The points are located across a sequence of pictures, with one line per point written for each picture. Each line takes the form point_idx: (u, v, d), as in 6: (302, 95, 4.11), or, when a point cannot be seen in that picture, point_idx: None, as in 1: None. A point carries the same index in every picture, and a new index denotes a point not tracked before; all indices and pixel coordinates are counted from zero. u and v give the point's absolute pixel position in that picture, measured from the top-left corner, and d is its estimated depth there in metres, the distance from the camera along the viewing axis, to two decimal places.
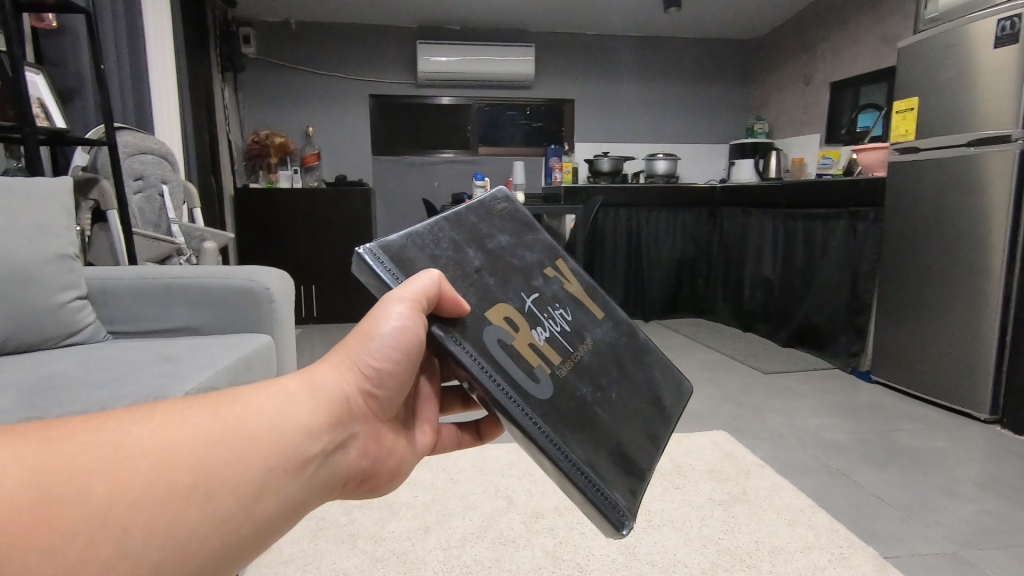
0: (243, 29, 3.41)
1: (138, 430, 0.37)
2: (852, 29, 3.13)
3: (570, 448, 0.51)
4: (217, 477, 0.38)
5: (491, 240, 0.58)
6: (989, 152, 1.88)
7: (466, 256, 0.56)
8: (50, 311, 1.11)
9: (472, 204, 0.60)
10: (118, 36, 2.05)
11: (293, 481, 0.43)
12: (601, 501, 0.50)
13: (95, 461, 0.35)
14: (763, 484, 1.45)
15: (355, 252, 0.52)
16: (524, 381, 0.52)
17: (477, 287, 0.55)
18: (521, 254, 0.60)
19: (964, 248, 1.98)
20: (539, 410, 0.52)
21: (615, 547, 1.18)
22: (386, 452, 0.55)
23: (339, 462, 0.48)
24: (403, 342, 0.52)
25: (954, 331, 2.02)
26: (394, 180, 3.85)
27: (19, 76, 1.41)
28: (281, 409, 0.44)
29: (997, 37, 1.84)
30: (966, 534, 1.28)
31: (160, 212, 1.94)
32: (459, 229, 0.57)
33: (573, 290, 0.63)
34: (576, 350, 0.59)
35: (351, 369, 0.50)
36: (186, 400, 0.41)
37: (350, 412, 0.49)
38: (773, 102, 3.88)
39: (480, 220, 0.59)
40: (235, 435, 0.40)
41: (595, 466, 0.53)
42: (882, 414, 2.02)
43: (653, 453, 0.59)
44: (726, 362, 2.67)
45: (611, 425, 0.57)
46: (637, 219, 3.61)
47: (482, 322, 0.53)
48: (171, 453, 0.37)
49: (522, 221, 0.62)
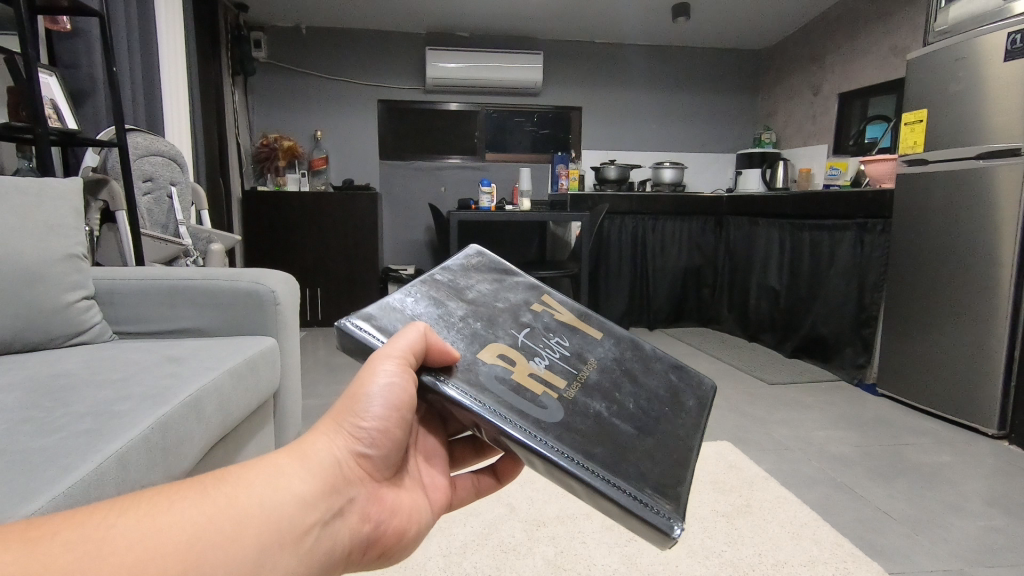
0: (254, 34, 3.46)
1: (120, 525, 0.34)
2: (862, 38, 3.07)
3: (595, 464, 0.46)
4: (210, 563, 0.35)
5: (469, 290, 0.60)
6: (999, 166, 1.83)
7: (449, 307, 0.57)
8: (57, 310, 1.13)
9: (444, 265, 0.63)
10: (130, 40, 2.09)
11: (292, 555, 0.40)
12: (643, 509, 0.44)
13: (78, 563, 0.31)
14: (767, 496, 1.42)
15: (337, 323, 0.51)
16: (532, 411, 0.49)
17: (466, 332, 0.54)
18: (504, 296, 0.61)
19: (976, 260, 1.92)
20: (554, 437, 0.48)
21: (616, 558, 1.16)
22: (390, 513, 0.51)
23: (340, 530, 0.45)
24: (394, 399, 0.49)
25: (963, 345, 1.97)
26: (402, 184, 3.87)
27: (33, 77, 1.45)
28: (270, 484, 0.41)
29: (1008, 50, 1.79)
30: (975, 552, 1.24)
31: (168, 213, 1.98)
32: (435, 287, 0.59)
33: (564, 318, 0.63)
34: (580, 372, 0.57)
35: (340, 434, 0.48)
36: (171, 485, 0.39)
37: (345, 479, 0.47)
38: (781, 111, 3.83)
39: (454, 274, 0.62)
40: (226, 516, 0.38)
41: (634, 477, 0.47)
42: (895, 426, 1.98)
43: (688, 450, 0.53)
44: (732, 372, 2.63)
45: (636, 437, 0.52)
46: (644, 227, 3.58)
47: (476, 362, 0.52)
48: (159, 543, 0.34)
49: (499, 270, 0.65)
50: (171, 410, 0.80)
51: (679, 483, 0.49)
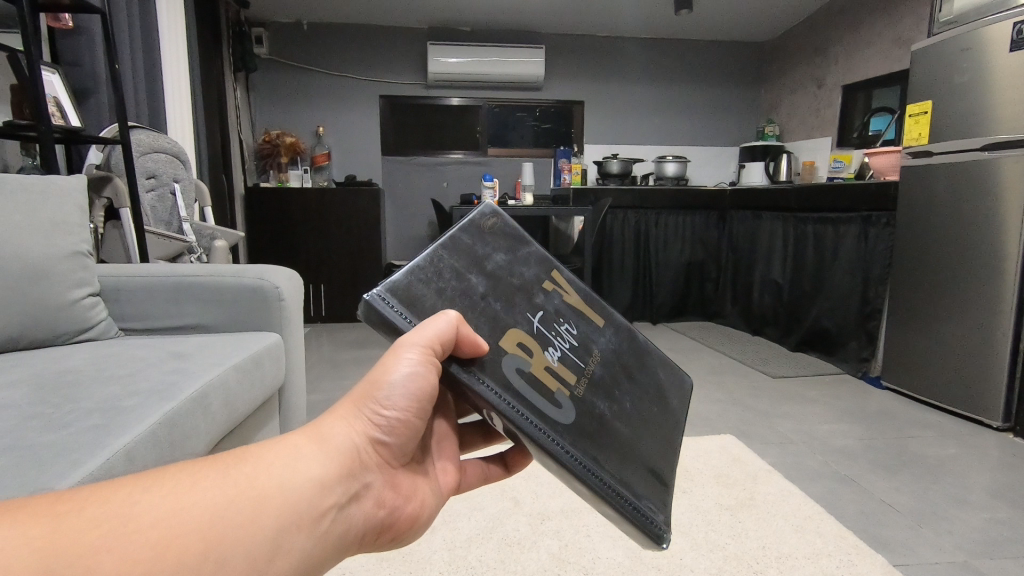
0: (256, 30, 3.45)
1: (143, 502, 0.35)
2: (866, 29, 3.05)
3: (604, 471, 0.49)
4: (228, 544, 0.36)
5: (489, 261, 0.55)
6: (1004, 157, 1.82)
7: (470, 283, 0.53)
8: (63, 307, 1.14)
9: (462, 224, 0.57)
10: (132, 37, 2.09)
11: (308, 539, 0.41)
12: (641, 519, 0.49)
13: (103, 539, 0.32)
14: (771, 489, 1.43)
15: (362, 299, 0.48)
16: (550, 411, 0.50)
17: (488, 316, 0.52)
18: (519, 271, 0.57)
19: (980, 252, 1.92)
20: (570, 439, 0.49)
21: (621, 551, 1.17)
22: (405, 499, 0.51)
23: (355, 515, 0.45)
24: (414, 388, 0.49)
25: (967, 337, 1.97)
26: (404, 180, 3.87)
27: (36, 75, 1.46)
28: (288, 466, 0.42)
29: (1013, 40, 1.78)
30: (978, 544, 1.24)
31: (172, 210, 1.99)
32: (458, 255, 0.54)
33: (573, 301, 0.61)
34: (587, 365, 0.57)
35: (359, 419, 0.48)
36: (193, 464, 0.39)
37: (362, 464, 0.47)
38: (784, 104, 3.80)
39: (474, 238, 0.56)
40: (245, 497, 0.38)
41: (631, 484, 0.51)
42: (899, 419, 1.97)
43: (668, 457, 0.58)
44: (735, 366, 2.63)
45: (632, 439, 0.55)
46: (647, 221, 3.57)
47: (499, 354, 0.51)
48: (179, 521, 0.35)
49: (512, 235, 0.59)
50: (178, 406, 0.81)
51: (665, 493, 0.54)
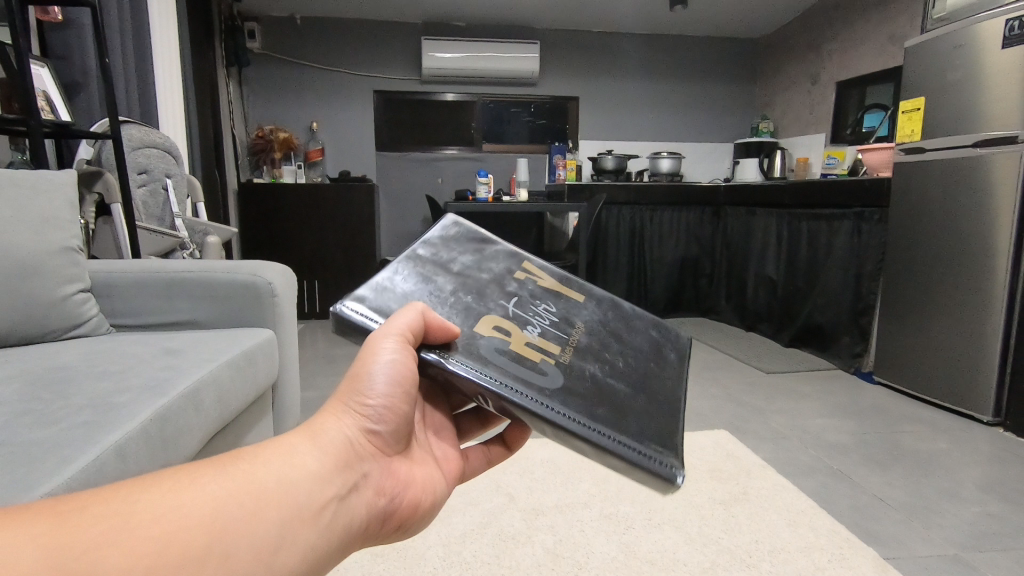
0: (248, 25, 3.42)
1: (145, 498, 0.34)
2: (860, 25, 3.06)
3: (600, 423, 0.47)
4: (232, 537, 0.36)
5: (453, 263, 0.59)
6: (996, 153, 1.83)
7: (436, 283, 0.56)
8: (54, 303, 1.13)
9: (425, 240, 0.61)
10: (124, 31, 2.07)
11: (312, 531, 0.40)
12: (648, 460, 0.46)
13: (106, 534, 0.31)
14: (765, 484, 1.43)
15: (331, 310, 0.50)
16: (533, 377, 0.49)
17: (457, 307, 0.54)
18: (485, 268, 0.60)
19: (972, 247, 1.93)
20: (558, 401, 0.48)
21: (614, 546, 1.17)
22: (405, 485, 0.51)
23: (357, 505, 0.45)
24: (399, 377, 0.49)
25: (958, 332, 1.98)
26: (399, 176, 3.86)
27: (25, 69, 1.44)
28: (284, 460, 0.42)
29: (1005, 37, 1.79)
30: (968, 537, 1.25)
31: (164, 205, 1.97)
32: (417, 264, 0.57)
33: (547, 284, 0.63)
34: (570, 337, 0.57)
35: (349, 412, 0.48)
36: (192, 464, 0.39)
37: (357, 455, 0.47)
38: (778, 100, 3.81)
39: (436, 247, 0.61)
40: (245, 491, 0.38)
41: (636, 431, 0.48)
42: (891, 414, 1.99)
43: (678, 403, 0.55)
44: (729, 361, 2.64)
45: (631, 394, 0.53)
46: (641, 217, 3.57)
47: (473, 337, 0.51)
48: (183, 518, 0.34)
49: (477, 239, 0.64)
50: (171, 403, 0.80)
51: (674, 433, 0.50)
